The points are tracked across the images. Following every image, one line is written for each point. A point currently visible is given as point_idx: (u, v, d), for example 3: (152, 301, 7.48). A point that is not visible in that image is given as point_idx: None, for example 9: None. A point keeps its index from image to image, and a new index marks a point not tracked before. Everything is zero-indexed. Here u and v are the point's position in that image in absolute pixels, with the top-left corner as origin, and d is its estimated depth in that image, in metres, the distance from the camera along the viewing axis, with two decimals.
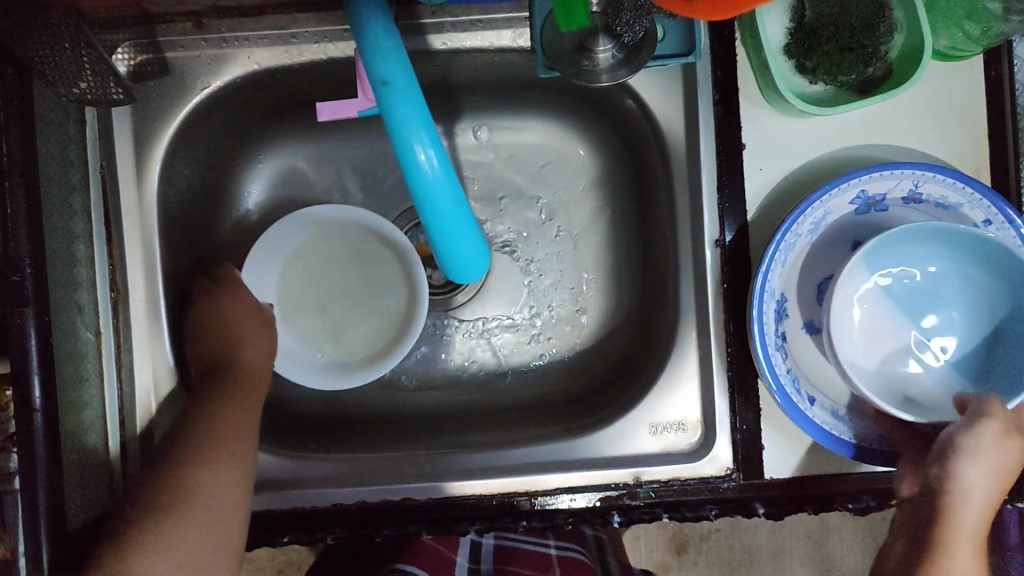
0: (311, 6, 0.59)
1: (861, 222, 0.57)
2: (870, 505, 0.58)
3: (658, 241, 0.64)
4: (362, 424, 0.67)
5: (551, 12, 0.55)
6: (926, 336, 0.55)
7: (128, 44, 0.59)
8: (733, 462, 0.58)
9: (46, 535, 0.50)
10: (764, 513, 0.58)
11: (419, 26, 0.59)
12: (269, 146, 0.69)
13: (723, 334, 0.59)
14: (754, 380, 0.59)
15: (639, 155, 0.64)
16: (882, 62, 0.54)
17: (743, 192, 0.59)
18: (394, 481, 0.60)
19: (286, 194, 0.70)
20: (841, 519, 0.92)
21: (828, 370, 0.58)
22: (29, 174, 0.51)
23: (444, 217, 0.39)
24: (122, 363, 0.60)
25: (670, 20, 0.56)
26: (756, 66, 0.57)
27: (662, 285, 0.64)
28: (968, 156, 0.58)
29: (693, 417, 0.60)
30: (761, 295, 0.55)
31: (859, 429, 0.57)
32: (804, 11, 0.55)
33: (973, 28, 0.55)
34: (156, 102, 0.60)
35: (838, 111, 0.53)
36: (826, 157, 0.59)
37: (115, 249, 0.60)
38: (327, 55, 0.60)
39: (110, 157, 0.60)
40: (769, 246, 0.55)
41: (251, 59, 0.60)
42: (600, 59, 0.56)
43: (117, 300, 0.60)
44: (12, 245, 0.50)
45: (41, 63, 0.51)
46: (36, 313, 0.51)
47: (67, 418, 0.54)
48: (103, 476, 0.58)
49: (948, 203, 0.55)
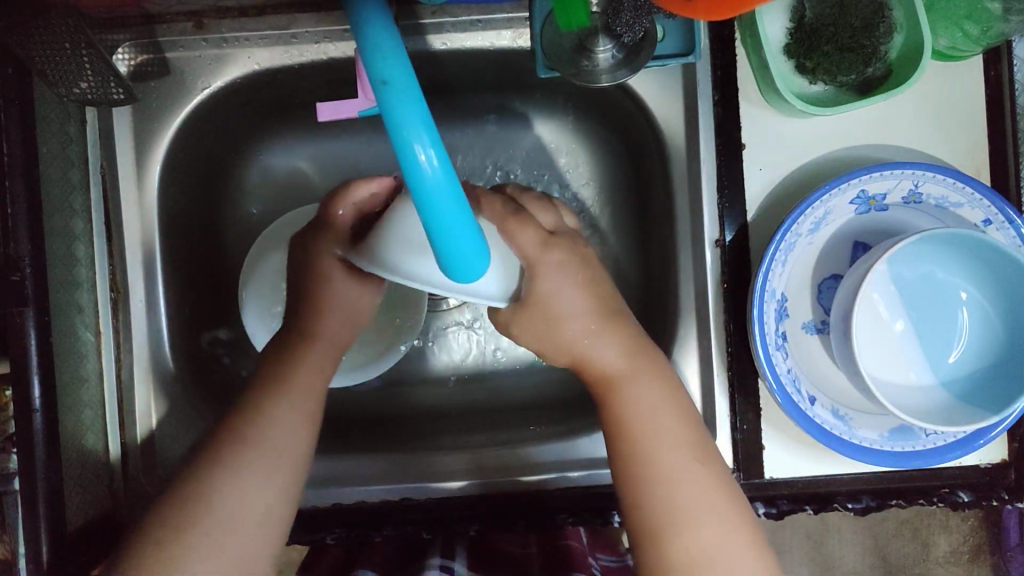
0: (311, 6, 0.59)
1: (861, 222, 0.57)
2: (870, 505, 0.58)
3: (658, 241, 0.64)
4: (362, 424, 0.67)
5: (551, 12, 0.55)
6: (924, 339, 0.55)
7: (128, 44, 0.59)
8: (732, 462, 0.58)
9: (45, 534, 0.50)
10: (765, 513, 0.58)
11: (419, 26, 0.59)
12: (269, 146, 0.69)
13: (722, 333, 0.59)
14: (754, 379, 0.58)
15: (640, 155, 0.64)
16: (882, 63, 0.54)
17: (744, 192, 0.58)
18: (394, 481, 0.60)
19: (287, 195, 0.70)
20: (840, 519, 0.92)
21: (829, 369, 0.57)
22: (30, 174, 0.51)
23: (444, 219, 0.37)
24: (121, 363, 0.60)
25: (670, 20, 0.56)
26: (756, 66, 0.57)
27: (662, 285, 0.64)
28: (968, 156, 0.58)
29: None
30: (761, 295, 0.55)
31: (861, 430, 0.56)
32: (804, 11, 0.55)
33: (973, 28, 0.55)
34: (157, 102, 0.60)
35: (838, 111, 0.53)
36: (827, 157, 0.59)
37: (115, 249, 0.60)
38: (328, 55, 0.60)
39: (111, 156, 0.60)
40: (769, 246, 0.55)
41: (251, 59, 0.60)
42: (600, 58, 0.56)
43: (117, 300, 0.61)
44: (13, 245, 0.50)
45: (41, 63, 0.51)
46: (36, 313, 0.51)
47: (67, 418, 0.54)
48: (103, 476, 0.58)
49: (948, 203, 0.55)
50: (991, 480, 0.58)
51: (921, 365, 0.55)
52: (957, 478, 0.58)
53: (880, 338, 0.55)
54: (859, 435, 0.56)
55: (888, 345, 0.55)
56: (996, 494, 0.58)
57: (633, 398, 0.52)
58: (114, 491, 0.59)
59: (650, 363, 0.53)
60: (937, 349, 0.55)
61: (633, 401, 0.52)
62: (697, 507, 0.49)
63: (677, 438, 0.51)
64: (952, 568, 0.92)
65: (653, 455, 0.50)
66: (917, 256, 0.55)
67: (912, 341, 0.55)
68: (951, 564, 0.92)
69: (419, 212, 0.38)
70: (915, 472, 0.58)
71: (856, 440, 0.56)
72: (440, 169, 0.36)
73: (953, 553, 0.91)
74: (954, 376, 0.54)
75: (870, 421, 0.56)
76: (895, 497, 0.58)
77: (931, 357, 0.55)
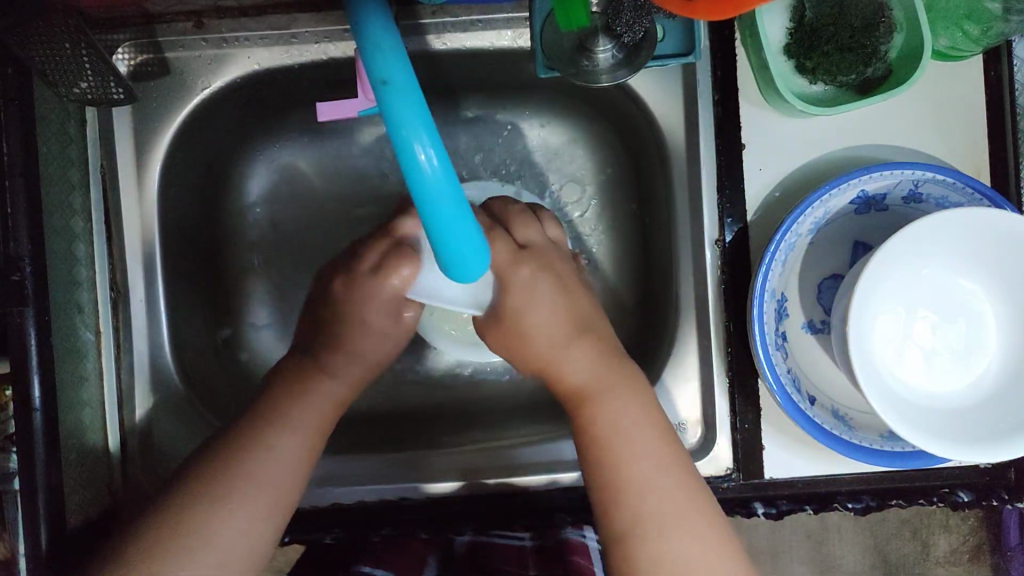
0: (311, 6, 0.59)
1: (862, 221, 0.57)
2: (870, 505, 0.59)
3: (657, 240, 0.64)
4: (362, 425, 0.67)
5: (551, 11, 0.55)
6: (964, 348, 0.52)
7: (128, 44, 0.59)
8: (732, 462, 0.58)
9: (45, 533, 0.50)
10: (764, 513, 0.59)
11: (419, 26, 0.59)
12: (270, 147, 0.69)
13: (723, 333, 0.59)
14: (754, 379, 0.59)
15: (640, 154, 0.65)
16: (882, 62, 0.54)
17: (743, 191, 0.59)
18: (395, 481, 0.60)
19: (287, 194, 0.71)
20: (841, 519, 0.92)
21: (828, 370, 0.58)
22: (29, 175, 0.51)
23: (444, 217, 0.37)
24: (121, 363, 0.60)
25: (670, 20, 0.56)
26: (756, 67, 0.57)
27: (662, 283, 0.64)
28: (968, 156, 0.58)
29: (693, 416, 0.60)
30: (761, 295, 0.55)
31: (860, 430, 0.56)
32: (804, 11, 0.55)
33: (973, 28, 0.55)
34: (157, 102, 0.60)
35: (836, 111, 0.53)
36: (825, 157, 0.59)
37: (115, 248, 0.60)
38: (327, 55, 0.60)
39: (110, 156, 0.60)
40: (769, 246, 0.54)
41: (251, 59, 0.60)
42: (600, 58, 0.55)
43: (117, 299, 0.61)
44: (13, 245, 0.50)
45: (41, 63, 0.51)
46: (35, 313, 0.51)
47: (67, 417, 0.54)
48: (104, 475, 0.58)
49: (949, 203, 0.55)
50: (991, 481, 0.58)
51: (940, 370, 0.52)
52: (956, 477, 0.58)
53: (914, 353, 0.53)
54: (859, 435, 0.56)
55: (925, 363, 0.52)
56: (995, 495, 0.58)
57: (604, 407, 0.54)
58: (114, 491, 0.59)
59: (677, 465, 0.52)
60: (947, 336, 0.53)
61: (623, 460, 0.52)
62: (686, 560, 0.50)
63: (667, 476, 0.52)
64: (952, 568, 0.92)
65: (634, 507, 0.51)
66: (943, 269, 0.53)
67: (947, 352, 0.53)
68: (951, 564, 0.92)
69: (420, 213, 0.37)
70: (915, 472, 0.58)
71: (856, 440, 0.55)
72: (441, 169, 0.36)
73: (953, 553, 0.92)
74: (981, 376, 0.52)
75: (869, 422, 0.57)
76: (895, 498, 0.58)
77: (971, 366, 0.52)
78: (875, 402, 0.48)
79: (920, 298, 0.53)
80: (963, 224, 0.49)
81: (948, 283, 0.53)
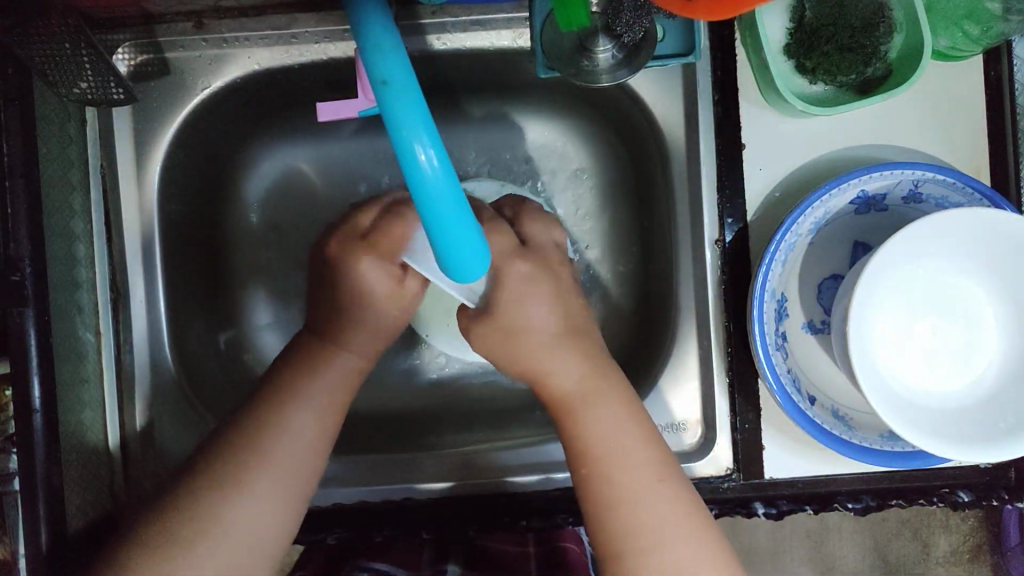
0: (311, 6, 0.59)
1: (862, 221, 0.57)
2: (870, 505, 0.58)
3: (657, 240, 0.65)
4: (362, 425, 0.67)
5: (551, 11, 0.55)
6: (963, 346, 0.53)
7: (128, 44, 0.59)
8: (732, 462, 0.59)
9: (45, 534, 0.50)
10: (764, 513, 0.59)
11: (419, 26, 0.59)
12: (270, 147, 0.69)
13: (723, 333, 0.59)
14: (754, 380, 0.59)
15: (640, 155, 0.65)
16: (882, 63, 0.54)
17: (744, 191, 0.59)
18: (395, 481, 0.60)
19: (287, 195, 0.71)
20: (841, 519, 0.92)
21: (829, 370, 0.58)
22: (30, 175, 0.51)
23: (444, 218, 0.37)
24: (122, 363, 0.60)
25: (670, 20, 0.56)
26: (756, 66, 0.57)
27: (662, 284, 0.64)
28: (968, 155, 0.58)
29: (693, 417, 0.60)
30: (761, 295, 0.55)
31: (860, 430, 0.56)
32: (804, 11, 0.55)
33: (973, 28, 0.55)
34: (157, 102, 0.60)
35: (837, 111, 0.53)
36: (824, 157, 0.59)
37: (115, 249, 0.60)
38: (327, 55, 0.60)
39: (110, 156, 0.60)
40: (769, 246, 0.54)
41: (251, 59, 0.60)
42: (600, 59, 0.55)
43: (117, 300, 0.61)
44: (13, 246, 0.50)
45: (41, 63, 0.51)
46: (36, 314, 0.51)
47: (67, 418, 0.54)
48: (104, 476, 0.58)
49: (949, 203, 0.55)
50: (991, 481, 0.58)
51: (940, 370, 0.52)
52: (956, 477, 0.58)
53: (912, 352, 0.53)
54: (859, 435, 0.56)
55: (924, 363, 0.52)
56: (996, 494, 0.58)
57: (593, 417, 0.54)
58: (115, 492, 0.59)
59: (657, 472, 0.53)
60: (946, 334, 0.53)
61: (615, 475, 0.52)
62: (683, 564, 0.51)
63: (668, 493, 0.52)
64: (952, 568, 0.92)
65: (632, 522, 0.51)
66: (941, 269, 0.53)
67: (946, 350, 0.53)
68: (951, 564, 0.92)
69: (419, 212, 0.37)
70: (915, 472, 0.58)
71: (856, 440, 0.55)
72: (441, 169, 0.36)
73: (953, 553, 0.92)
74: (981, 375, 0.52)
75: (869, 423, 0.57)
76: (895, 497, 0.58)
77: (970, 366, 0.52)
78: (875, 402, 0.48)
79: (920, 295, 0.53)
80: (966, 223, 0.49)
81: (948, 282, 0.53)
